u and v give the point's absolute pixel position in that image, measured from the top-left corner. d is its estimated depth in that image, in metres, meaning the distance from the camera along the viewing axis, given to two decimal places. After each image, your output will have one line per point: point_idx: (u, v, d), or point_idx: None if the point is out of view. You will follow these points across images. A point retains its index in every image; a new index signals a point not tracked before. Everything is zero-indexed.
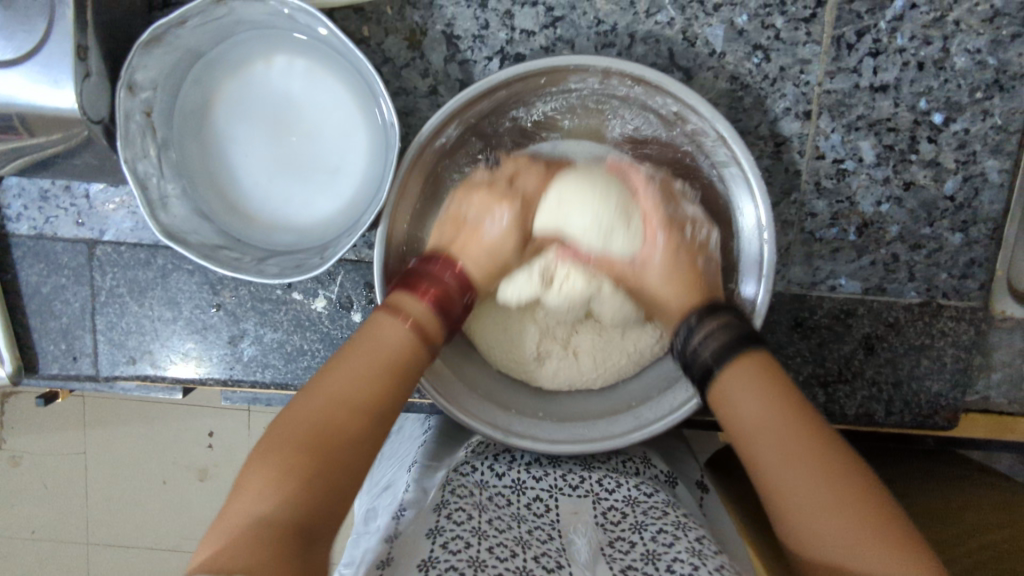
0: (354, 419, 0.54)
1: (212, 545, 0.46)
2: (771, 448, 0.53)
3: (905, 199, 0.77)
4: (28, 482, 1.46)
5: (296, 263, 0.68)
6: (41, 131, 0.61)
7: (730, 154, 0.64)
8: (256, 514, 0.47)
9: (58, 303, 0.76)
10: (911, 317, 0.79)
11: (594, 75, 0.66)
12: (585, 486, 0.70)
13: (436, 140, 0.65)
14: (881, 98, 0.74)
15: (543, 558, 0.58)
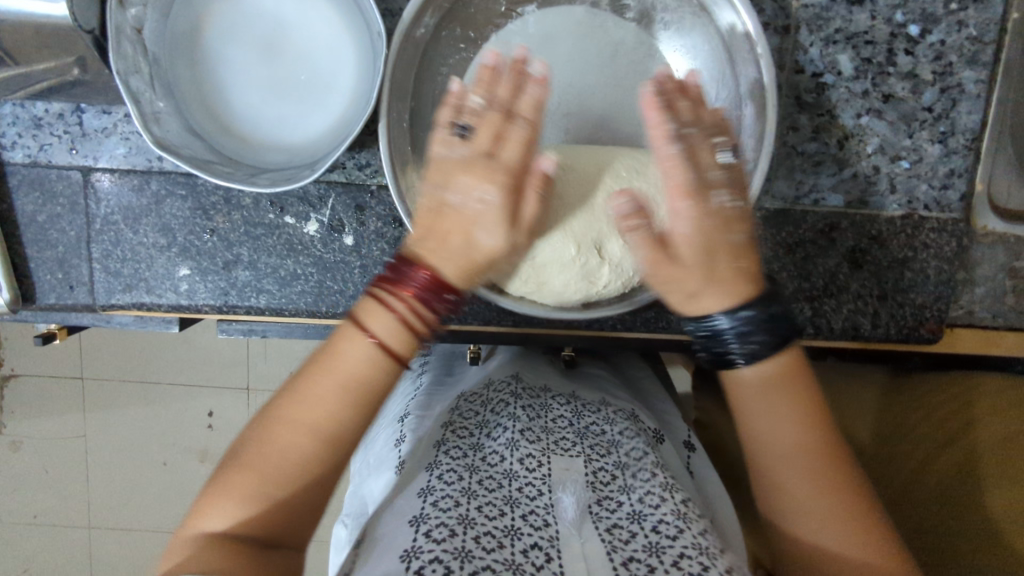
0: (342, 392, 0.54)
1: (241, 479, 0.52)
2: (761, 401, 0.57)
3: (885, 111, 0.78)
4: (26, 453, 1.46)
5: (288, 176, 0.70)
6: (39, 43, 0.62)
7: None
8: (296, 451, 0.53)
9: (54, 231, 0.78)
10: (894, 230, 0.81)
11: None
12: (577, 446, 0.67)
13: (418, 23, 0.68)
14: (857, 11, 0.76)
15: (532, 517, 0.58)
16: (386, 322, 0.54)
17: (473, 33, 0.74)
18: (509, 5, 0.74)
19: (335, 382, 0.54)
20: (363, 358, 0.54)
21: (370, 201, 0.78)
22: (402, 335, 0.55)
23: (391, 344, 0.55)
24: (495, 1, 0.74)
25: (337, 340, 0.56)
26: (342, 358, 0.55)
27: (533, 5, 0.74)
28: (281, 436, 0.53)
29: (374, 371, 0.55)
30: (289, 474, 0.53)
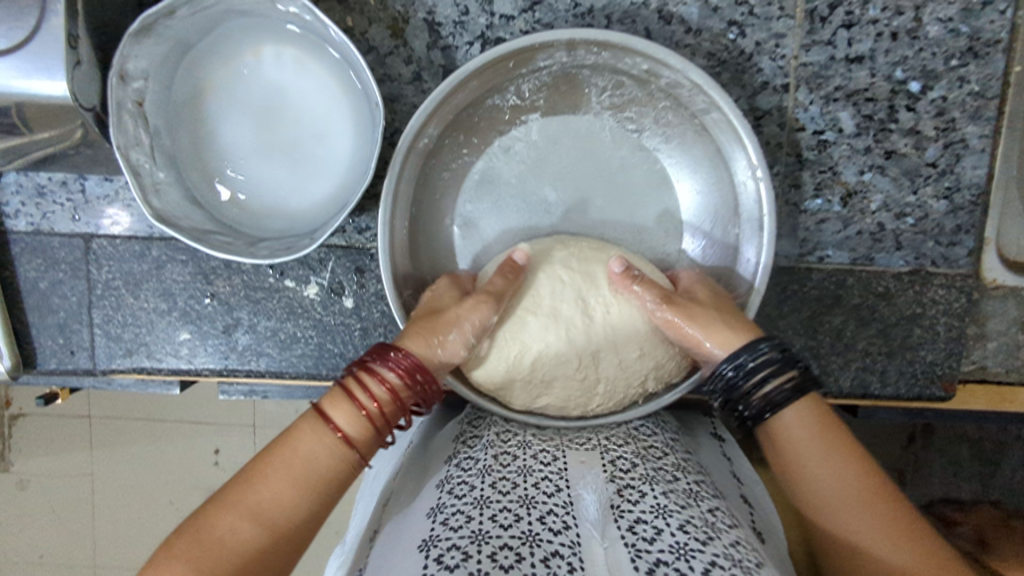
0: (256, 531, 0.51)
1: (179, 563, 0.49)
2: (803, 434, 0.58)
3: (887, 167, 0.77)
4: (34, 500, 1.46)
5: (286, 245, 0.69)
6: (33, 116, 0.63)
7: (708, 102, 0.68)
8: (235, 542, 0.50)
9: (55, 297, 0.78)
10: (901, 286, 0.79)
11: (561, 48, 0.68)
12: (594, 444, 0.66)
13: (421, 135, 0.68)
14: (857, 69, 0.76)
15: (550, 520, 0.54)
16: (349, 415, 0.56)
17: None
18: (513, 113, 0.74)
19: (252, 506, 0.52)
20: (325, 449, 0.55)
21: (371, 263, 0.78)
22: (364, 424, 0.57)
23: (353, 438, 0.56)
24: (500, 111, 0.74)
25: (298, 426, 0.56)
26: (301, 445, 0.55)
27: (537, 113, 0.75)
28: (212, 531, 0.51)
29: (335, 465, 0.56)
30: (222, 561, 0.49)
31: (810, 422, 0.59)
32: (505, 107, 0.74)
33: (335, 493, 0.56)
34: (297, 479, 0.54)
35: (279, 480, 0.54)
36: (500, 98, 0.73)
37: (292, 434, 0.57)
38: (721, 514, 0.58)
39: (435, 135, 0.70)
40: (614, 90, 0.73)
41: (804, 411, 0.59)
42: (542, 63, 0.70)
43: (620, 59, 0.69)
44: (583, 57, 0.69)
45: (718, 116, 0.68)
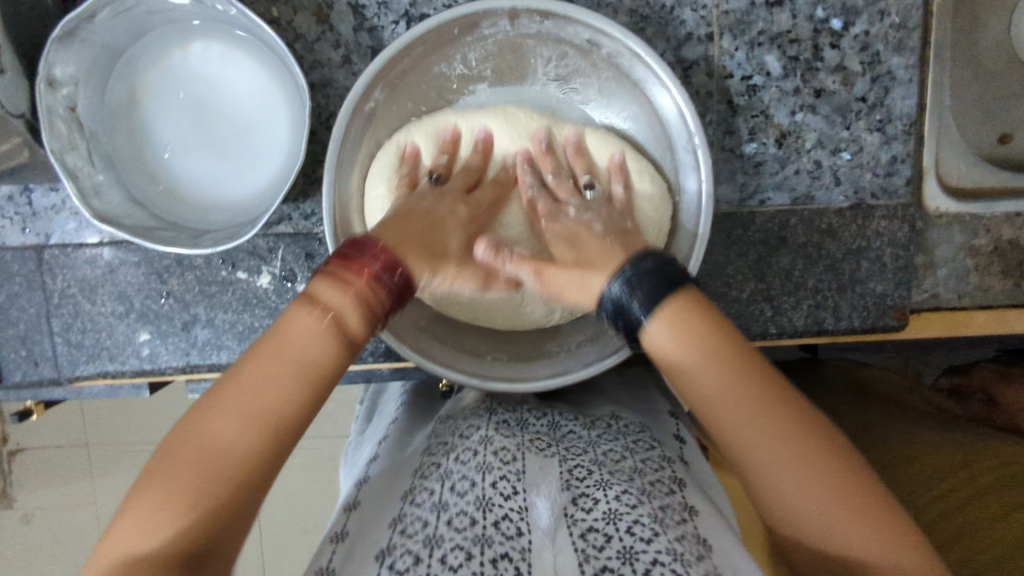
0: (255, 436, 0.47)
1: (180, 479, 0.45)
2: (690, 354, 0.51)
3: (818, 106, 0.79)
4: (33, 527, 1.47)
5: (229, 234, 0.71)
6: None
7: (647, 71, 0.70)
8: (230, 454, 0.46)
9: (14, 310, 0.79)
10: (844, 222, 0.81)
11: (503, 17, 0.70)
12: (555, 451, 0.67)
13: (368, 96, 0.69)
14: (778, 12, 0.77)
15: (503, 525, 0.56)
16: (340, 297, 0.51)
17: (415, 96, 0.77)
18: (461, 83, 0.77)
19: (245, 400, 0.47)
20: (317, 336, 0.50)
21: (320, 248, 0.79)
22: (362, 316, 0.51)
23: (352, 327, 0.51)
24: (447, 79, 0.76)
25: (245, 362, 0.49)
26: (285, 341, 0.49)
27: (485, 83, 0.77)
28: (216, 436, 0.46)
29: (333, 354, 0.50)
30: (225, 467, 0.46)
31: (679, 322, 0.52)
32: (452, 76, 0.76)
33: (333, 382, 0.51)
34: (284, 373, 0.49)
35: (274, 373, 0.49)
36: (447, 65, 0.75)
37: (279, 324, 0.51)
38: (671, 509, 0.60)
39: (381, 99, 0.72)
40: (558, 61, 0.75)
41: (669, 314, 0.52)
42: (487, 33, 0.72)
43: (561, 34, 0.71)
44: (526, 26, 0.71)
45: (652, 74, 0.69)
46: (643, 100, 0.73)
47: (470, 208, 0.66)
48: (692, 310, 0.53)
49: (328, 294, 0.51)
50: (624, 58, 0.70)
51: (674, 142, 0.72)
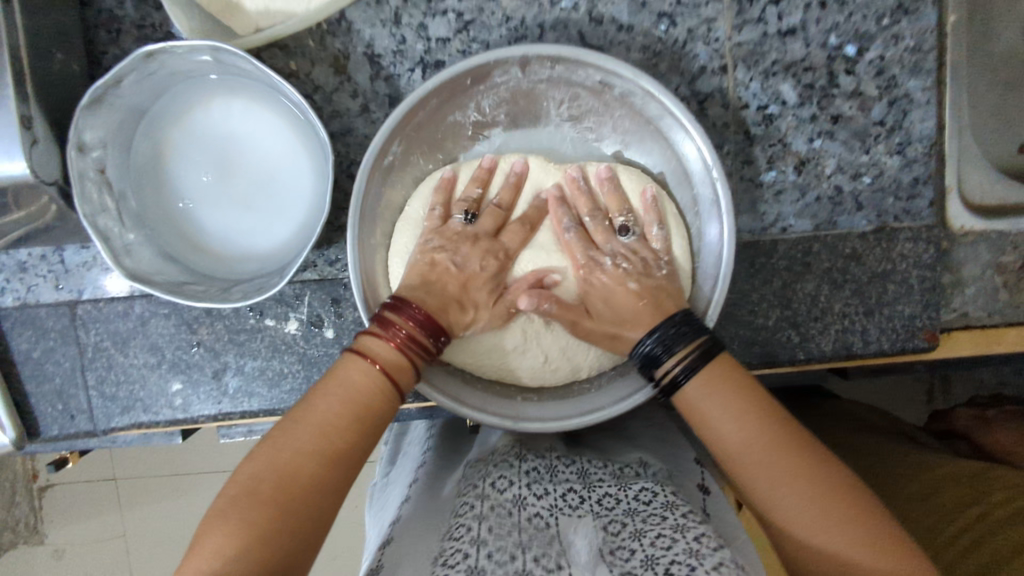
0: (313, 465, 0.53)
1: (240, 507, 0.50)
2: (718, 398, 0.58)
3: (836, 132, 0.78)
4: (66, 569, 1.49)
5: (258, 286, 0.72)
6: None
7: (660, 108, 0.70)
8: (297, 470, 0.52)
9: (49, 366, 0.81)
10: (868, 246, 0.80)
11: (514, 65, 0.70)
12: (589, 505, 0.70)
13: (384, 152, 0.70)
14: (791, 41, 0.77)
15: (543, 560, 0.60)
16: (387, 349, 0.58)
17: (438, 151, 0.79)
18: (476, 129, 0.78)
19: (299, 438, 0.54)
20: (365, 381, 0.57)
21: (345, 293, 0.80)
22: (403, 357, 0.59)
23: (394, 369, 0.58)
24: (462, 127, 0.78)
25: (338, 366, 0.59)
26: (343, 379, 0.57)
27: (499, 128, 0.79)
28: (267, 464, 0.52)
29: (376, 393, 0.57)
30: (287, 495, 0.51)
31: (718, 381, 0.59)
32: (467, 123, 0.77)
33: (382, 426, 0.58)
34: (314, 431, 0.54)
35: (328, 406, 0.56)
36: (461, 114, 0.76)
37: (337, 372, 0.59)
38: (707, 539, 0.60)
39: (398, 152, 0.73)
40: (570, 102, 0.76)
41: (707, 377, 0.60)
42: (498, 81, 0.72)
43: (572, 77, 0.72)
44: (536, 72, 0.71)
45: (665, 111, 0.70)
46: (659, 135, 0.73)
47: (497, 255, 0.70)
48: (728, 373, 0.60)
49: (381, 351, 0.58)
50: (641, 99, 0.71)
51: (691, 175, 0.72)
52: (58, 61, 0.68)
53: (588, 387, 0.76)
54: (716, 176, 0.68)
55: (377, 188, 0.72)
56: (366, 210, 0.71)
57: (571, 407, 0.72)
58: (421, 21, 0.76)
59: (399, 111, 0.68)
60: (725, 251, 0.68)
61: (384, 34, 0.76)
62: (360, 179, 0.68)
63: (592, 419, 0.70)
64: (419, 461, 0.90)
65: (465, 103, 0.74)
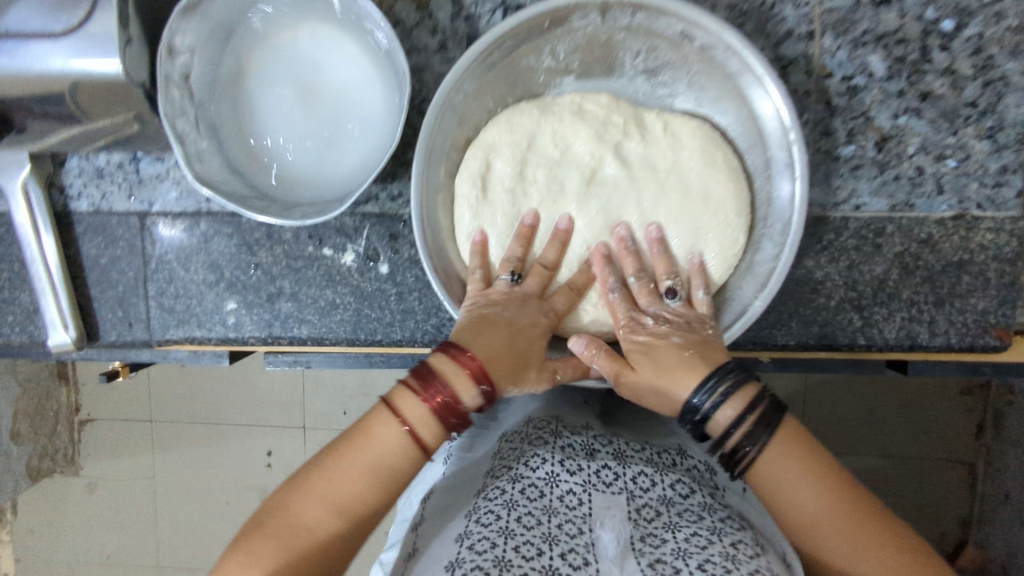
0: (337, 522, 0.57)
1: (267, 542, 0.55)
2: (791, 469, 0.59)
3: (923, 110, 0.75)
4: (96, 499, 1.54)
5: (318, 211, 0.73)
6: (72, 96, 0.69)
7: (741, 64, 0.68)
8: (317, 534, 0.56)
9: (114, 273, 0.83)
10: (946, 232, 0.77)
11: (594, 9, 0.69)
12: (622, 483, 0.68)
13: (456, 90, 0.70)
14: (885, 11, 0.74)
15: (571, 556, 0.57)
16: (416, 410, 0.59)
17: (510, 98, 0.77)
18: (548, 76, 0.78)
19: (358, 456, 0.59)
20: (397, 443, 0.59)
21: (404, 230, 0.80)
22: (433, 426, 0.59)
23: (424, 437, 0.59)
24: (535, 72, 0.76)
25: (372, 420, 0.60)
26: (375, 439, 0.59)
27: (572, 77, 0.78)
28: (305, 510, 0.57)
29: (405, 460, 0.59)
30: (307, 542, 0.56)
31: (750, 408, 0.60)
32: (541, 69, 0.76)
33: (404, 489, 0.60)
34: (371, 468, 0.58)
35: (355, 472, 0.58)
36: (536, 59, 0.75)
37: (370, 421, 0.60)
38: (745, 546, 0.59)
39: (470, 91, 0.72)
40: (647, 54, 0.74)
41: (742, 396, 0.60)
42: (577, 25, 0.71)
43: (651, 26, 0.70)
44: (616, 19, 0.70)
45: (746, 68, 0.68)
46: (736, 96, 0.72)
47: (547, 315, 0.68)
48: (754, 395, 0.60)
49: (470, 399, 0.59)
50: (724, 55, 0.69)
51: (766, 135, 0.70)
52: None
53: None
54: (793, 136, 0.66)
55: (445, 124, 0.72)
56: (434, 144, 0.71)
57: None
58: None
59: (476, 48, 0.67)
60: (794, 210, 0.66)
61: None
62: (433, 110, 0.68)
63: None
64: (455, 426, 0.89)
65: (541, 47, 0.73)
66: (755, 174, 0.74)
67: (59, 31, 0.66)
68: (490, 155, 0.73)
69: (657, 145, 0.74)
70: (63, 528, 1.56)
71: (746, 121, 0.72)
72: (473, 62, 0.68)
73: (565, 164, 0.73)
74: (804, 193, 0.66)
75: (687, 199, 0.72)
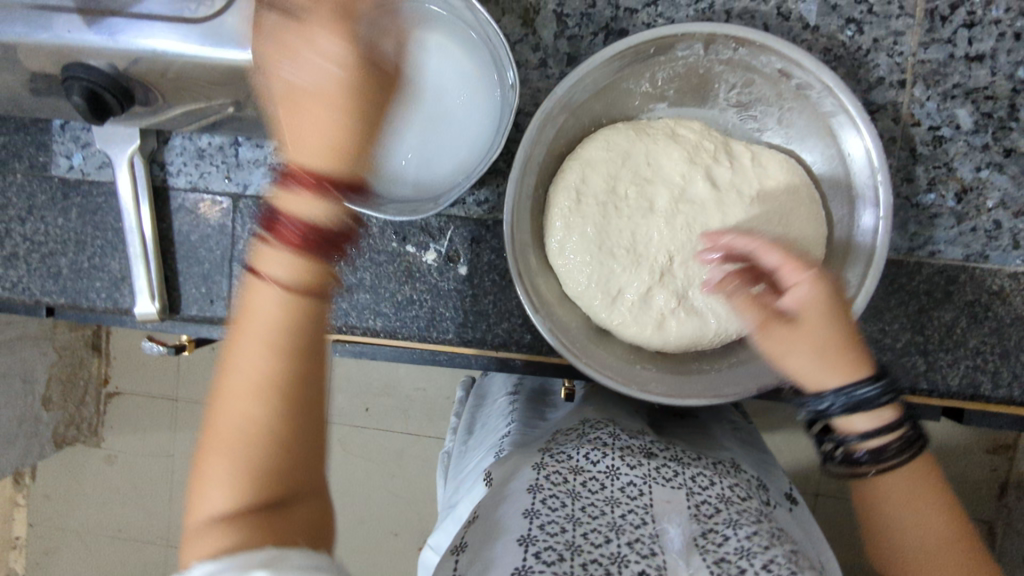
0: (273, 361, 0.45)
1: (214, 463, 0.44)
2: (907, 490, 0.60)
3: (1006, 166, 0.77)
4: (118, 472, 1.55)
5: (412, 208, 0.77)
6: (169, 74, 0.70)
7: (836, 105, 0.70)
8: (258, 417, 0.45)
9: (203, 250, 0.86)
10: (1018, 286, 0.78)
11: (700, 41, 0.71)
12: (680, 481, 0.69)
13: (558, 106, 0.72)
14: (977, 67, 0.76)
15: (638, 545, 0.59)
16: (281, 262, 0.46)
17: (604, 118, 0.80)
18: (642, 100, 0.80)
19: (250, 330, 0.46)
20: (275, 306, 0.46)
21: (486, 234, 0.83)
22: (305, 266, 0.46)
23: (299, 283, 0.46)
24: (631, 96, 0.79)
25: (247, 296, 0.47)
26: (253, 309, 0.46)
27: (665, 102, 0.81)
28: (226, 405, 0.45)
29: (294, 315, 0.46)
30: (233, 430, 0.45)
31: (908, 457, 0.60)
32: (637, 93, 0.79)
33: (324, 330, 0.48)
34: (254, 339, 0.46)
35: (256, 344, 0.46)
36: (634, 83, 0.77)
37: (245, 300, 0.48)
38: (804, 557, 0.59)
39: (570, 108, 0.75)
40: (742, 88, 0.77)
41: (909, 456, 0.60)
42: (680, 54, 0.74)
43: (752, 61, 0.73)
44: (719, 52, 0.73)
45: (841, 110, 0.70)
46: (828, 135, 0.74)
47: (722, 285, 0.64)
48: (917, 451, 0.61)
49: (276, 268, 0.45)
50: (821, 95, 0.71)
51: (853, 174, 0.72)
52: None
53: (703, 368, 0.76)
54: (881, 177, 0.68)
55: (544, 138, 0.74)
56: (531, 154, 0.73)
57: (689, 383, 0.73)
58: None
59: (583, 68, 0.70)
60: (878, 250, 0.68)
61: None
62: (535, 121, 0.71)
63: (719, 397, 0.69)
64: (501, 422, 0.92)
65: (641, 71, 0.76)
66: (835, 213, 0.76)
67: (165, 14, 0.67)
68: (582, 169, 0.76)
69: (744, 176, 0.76)
70: (80, 498, 1.58)
71: (836, 159, 0.74)
72: (578, 81, 0.70)
73: (655, 185, 0.76)
74: (889, 236, 0.67)
75: (771, 230, 0.74)
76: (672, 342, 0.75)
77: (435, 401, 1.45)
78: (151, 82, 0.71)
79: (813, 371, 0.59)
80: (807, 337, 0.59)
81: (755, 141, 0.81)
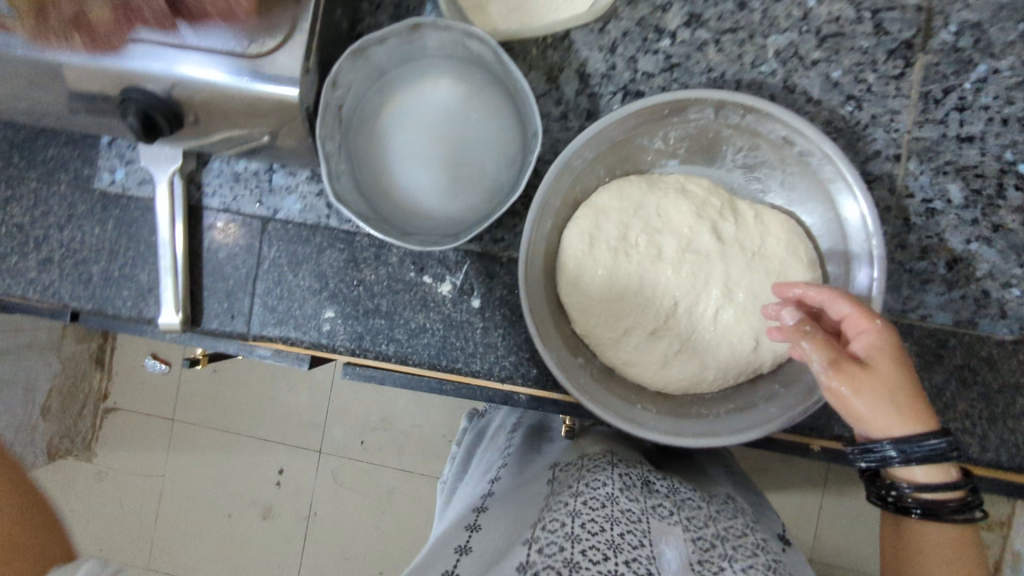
0: None
1: None
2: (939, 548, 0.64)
3: (994, 240, 0.82)
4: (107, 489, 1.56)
5: (434, 240, 0.81)
6: (219, 102, 0.75)
7: (835, 172, 0.75)
8: None
9: (228, 268, 0.91)
10: (1004, 354, 0.82)
11: (710, 106, 0.77)
12: (678, 516, 0.71)
13: (576, 156, 0.78)
14: (967, 147, 0.82)
15: (636, 565, 0.60)
16: None
17: (617, 169, 0.86)
18: (655, 156, 0.86)
19: None
20: None
21: (500, 270, 0.87)
22: None
23: None
24: (644, 151, 0.85)
25: None
26: None
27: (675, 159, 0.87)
28: None
29: None
30: None
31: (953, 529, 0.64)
32: (650, 149, 0.85)
33: None
34: None
35: None
36: (648, 140, 0.83)
37: None
38: None
39: (587, 159, 0.80)
40: (748, 151, 0.83)
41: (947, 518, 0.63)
42: (692, 117, 0.79)
43: (758, 128, 0.78)
44: (728, 117, 0.78)
45: (840, 176, 0.75)
46: (828, 198, 0.79)
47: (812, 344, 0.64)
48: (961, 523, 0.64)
49: None
50: (822, 162, 0.76)
51: (849, 237, 0.77)
52: (336, 17, 0.80)
53: (701, 410, 0.79)
54: (876, 240, 0.72)
55: (562, 183, 0.79)
56: (549, 197, 0.78)
57: (686, 423, 0.76)
58: (634, 54, 0.86)
59: (602, 123, 0.75)
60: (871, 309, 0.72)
61: (598, 58, 0.86)
62: (555, 168, 0.76)
63: (716, 438, 0.72)
64: (499, 454, 0.95)
65: (655, 130, 0.81)
66: (831, 273, 0.81)
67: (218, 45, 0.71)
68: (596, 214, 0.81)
69: (747, 232, 0.81)
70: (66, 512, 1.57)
71: (834, 222, 0.79)
72: (598, 134, 0.75)
73: (664, 234, 0.81)
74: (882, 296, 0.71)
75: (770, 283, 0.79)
76: (672, 382, 0.79)
77: (431, 438, 1.47)
78: (197, 108, 0.76)
79: (891, 418, 0.62)
80: (879, 381, 0.62)
81: (759, 201, 0.86)
